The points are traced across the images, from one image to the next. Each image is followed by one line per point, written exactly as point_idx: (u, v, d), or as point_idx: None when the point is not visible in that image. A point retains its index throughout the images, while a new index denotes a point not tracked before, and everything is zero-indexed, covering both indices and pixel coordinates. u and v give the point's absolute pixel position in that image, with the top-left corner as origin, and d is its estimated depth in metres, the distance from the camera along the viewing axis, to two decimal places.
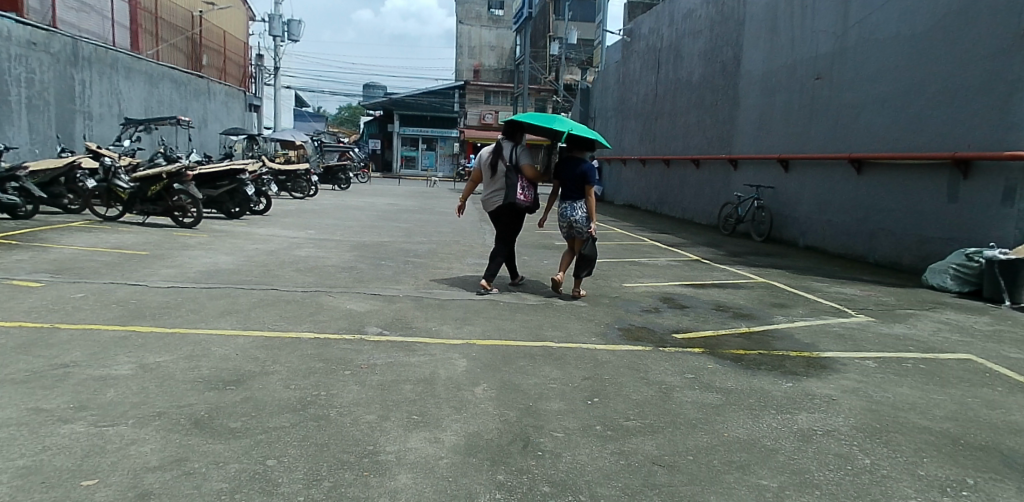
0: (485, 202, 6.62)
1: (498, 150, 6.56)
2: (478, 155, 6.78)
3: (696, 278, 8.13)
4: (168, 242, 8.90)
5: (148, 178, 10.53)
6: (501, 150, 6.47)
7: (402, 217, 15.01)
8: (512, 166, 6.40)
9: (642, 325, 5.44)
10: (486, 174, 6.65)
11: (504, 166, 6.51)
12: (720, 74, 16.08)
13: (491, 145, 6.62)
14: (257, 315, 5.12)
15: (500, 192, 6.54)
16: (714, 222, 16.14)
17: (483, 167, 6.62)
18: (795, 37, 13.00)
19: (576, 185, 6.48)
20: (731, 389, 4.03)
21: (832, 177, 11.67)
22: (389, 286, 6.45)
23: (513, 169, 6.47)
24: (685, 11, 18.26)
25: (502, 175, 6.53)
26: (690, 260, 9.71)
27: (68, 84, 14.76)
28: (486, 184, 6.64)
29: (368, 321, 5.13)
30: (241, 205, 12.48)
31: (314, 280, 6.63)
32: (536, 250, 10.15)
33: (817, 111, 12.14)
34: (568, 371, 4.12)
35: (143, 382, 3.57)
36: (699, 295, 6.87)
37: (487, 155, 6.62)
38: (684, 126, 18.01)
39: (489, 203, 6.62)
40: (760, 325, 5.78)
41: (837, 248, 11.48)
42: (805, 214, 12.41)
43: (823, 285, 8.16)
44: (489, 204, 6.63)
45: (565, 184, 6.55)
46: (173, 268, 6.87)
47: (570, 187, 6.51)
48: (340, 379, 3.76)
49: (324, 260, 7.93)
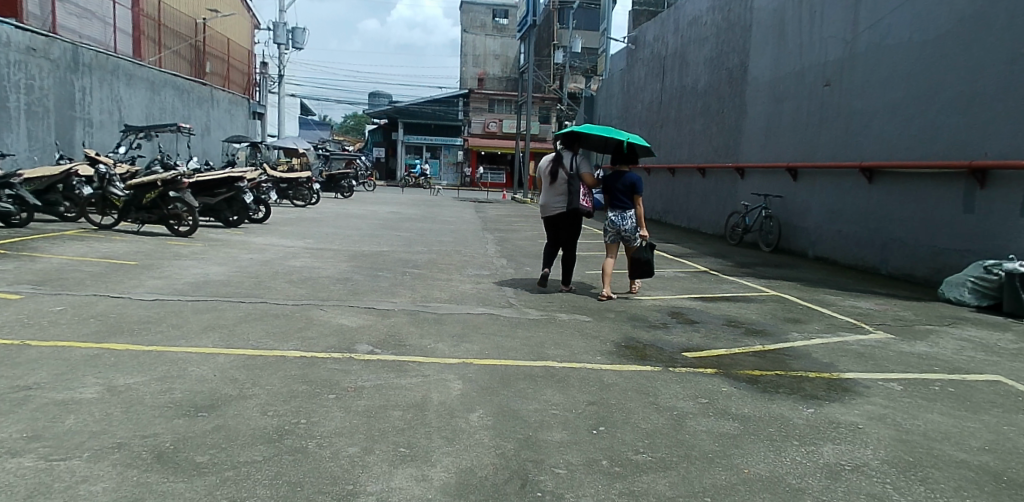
0: (545, 207, 7.14)
1: (560, 159, 7.11)
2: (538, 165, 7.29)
3: (705, 291, 7.81)
4: (160, 252, 8.63)
5: (143, 186, 10.27)
6: (562, 160, 7.03)
7: (404, 226, 14.74)
8: (572, 174, 6.91)
9: (649, 342, 5.15)
10: (547, 181, 7.19)
11: (565, 174, 7.05)
12: (726, 82, 15.80)
13: (552, 155, 7.17)
14: (241, 331, 4.84)
15: (560, 198, 7.06)
16: (720, 231, 15.82)
17: (545, 175, 7.16)
18: (804, 44, 12.71)
19: (624, 194, 6.83)
20: (747, 417, 3.72)
21: (842, 186, 11.36)
22: (385, 299, 6.16)
23: (573, 177, 7.00)
24: (690, 18, 18.02)
25: (563, 182, 7.05)
26: (698, 272, 9.40)
27: (68, 90, 14.57)
28: (547, 191, 7.17)
29: (359, 338, 4.82)
30: (240, 213, 12.20)
31: (305, 292, 6.33)
32: (539, 261, 9.85)
33: (827, 118, 11.83)
34: (571, 394, 3.82)
35: (109, 408, 3.29)
36: (708, 309, 6.57)
37: (548, 165, 7.14)
38: (689, 134, 17.74)
39: (550, 208, 7.11)
40: (775, 342, 5.46)
41: (848, 259, 11.14)
42: (815, 224, 12.09)
43: (837, 298, 7.83)
44: (548, 209, 7.13)
45: (615, 193, 6.92)
46: (160, 279, 6.59)
47: (619, 195, 6.89)
48: (324, 405, 3.47)
49: (319, 271, 7.65)
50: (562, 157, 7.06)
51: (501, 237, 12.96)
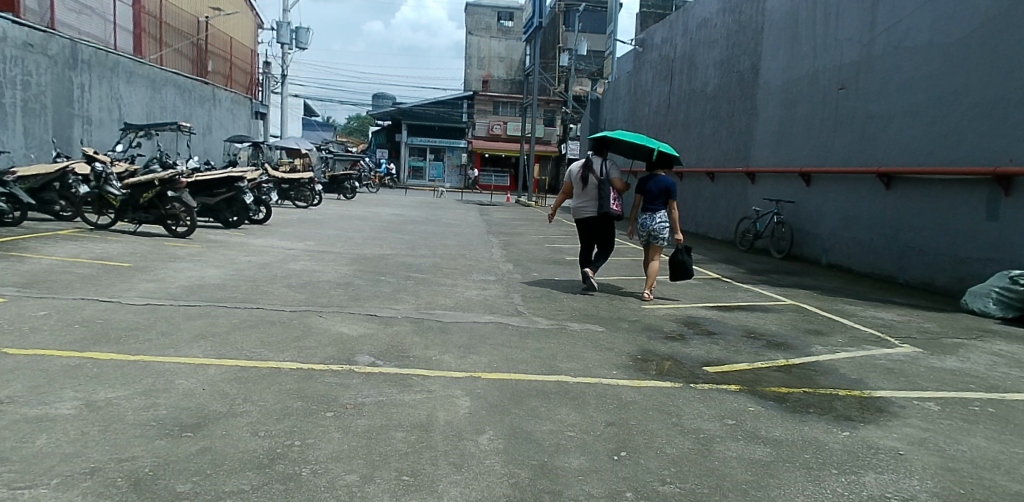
0: (577, 210, 7.21)
1: (590, 165, 7.24)
2: (567, 171, 7.39)
3: (720, 299, 7.52)
4: (156, 253, 8.37)
5: (141, 185, 10.01)
6: (594, 165, 7.15)
7: (407, 228, 14.48)
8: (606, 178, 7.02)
9: (667, 354, 4.87)
10: (577, 186, 7.27)
11: (596, 179, 7.15)
12: (737, 84, 15.52)
13: (582, 161, 7.28)
14: (236, 339, 4.56)
15: (592, 202, 7.15)
16: (730, 237, 15.54)
17: (575, 180, 7.25)
18: (818, 47, 12.44)
19: (659, 197, 7.05)
20: (779, 440, 3.43)
21: (857, 192, 11.07)
22: (387, 306, 5.88)
23: (606, 181, 7.12)
24: (700, 20, 17.76)
25: (594, 187, 7.13)
26: (710, 279, 9.11)
27: (66, 87, 14.34)
28: (577, 195, 7.24)
29: (360, 348, 4.54)
30: (239, 213, 11.94)
31: (305, 297, 6.06)
32: (547, 265, 9.58)
33: (841, 123, 11.56)
34: (588, 414, 3.54)
35: (86, 426, 3.01)
36: (725, 319, 6.29)
37: (578, 170, 7.24)
38: (697, 138, 17.47)
39: (580, 212, 7.16)
40: (799, 357, 5.18)
41: (863, 267, 10.85)
42: (828, 231, 11.80)
43: (857, 308, 7.53)
44: (580, 213, 7.21)
45: (648, 196, 7.13)
46: (153, 282, 6.31)
47: (652, 198, 7.10)
48: (320, 424, 3.19)
49: (320, 274, 7.38)
50: (593, 162, 7.19)
51: (506, 241, 12.69)
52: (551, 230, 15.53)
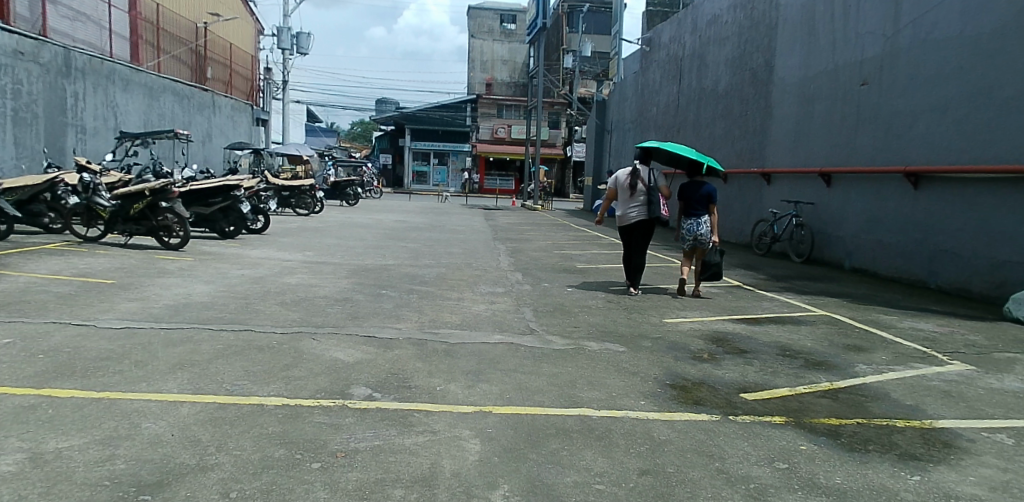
0: (625, 215, 7.74)
1: (637, 173, 7.80)
2: (613, 178, 7.89)
3: (746, 310, 7.03)
4: (144, 267, 7.90)
5: (131, 196, 9.55)
6: (643, 173, 7.70)
7: (410, 236, 14.00)
8: (657, 186, 7.62)
9: (698, 379, 4.37)
10: (625, 192, 7.82)
11: (644, 186, 7.74)
12: (750, 82, 15.02)
13: (630, 169, 7.83)
14: (218, 370, 4.08)
15: (640, 207, 7.72)
16: (745, 241, 15.02)
17: (623, 187, 7.78)
18: (837, 41, 11.92)
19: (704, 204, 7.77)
20: (844, 489, 2.92)
21: (882, 192, 10.56)
22: (388, 326, 5.38)
23: (654, 189, 7.73)
24: (709, 18, 17.27)
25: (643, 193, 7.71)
26: (732, 287, 8.61)
27: (59, 96, 13.95)
28: (626, 201, 7.76)
29: (356, 378, 4.03)
30: (236, 223, 11.47)
31: (297, 317, 5.56)
32: (558, 274, 9.10)
33: (864, 119, 11.03)
34: (618, 460, 3.04)
35: (25, 489, 2.53)
36: (755, 334, 5.80)
37: (627, 177, 7.77)
38: (709, 138, 16.96)
39: (632, 216, 7.67)
40: (845, 379, 4.67)
41: (890, 271, 10.32)
42: (852, 233, 11.27)
43: (893, 318, 7.00)
44: (627, 218, 7.76)
45: (692, 202, 7.86)
46: (135, 302, 5.83)
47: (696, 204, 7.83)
48: (303, 481, 2.69)
49: (316, 290, 6.90)
50: (641, 171, 7.76)
51: (514, 248, 12.22)
52: (560, 236, 15.04)
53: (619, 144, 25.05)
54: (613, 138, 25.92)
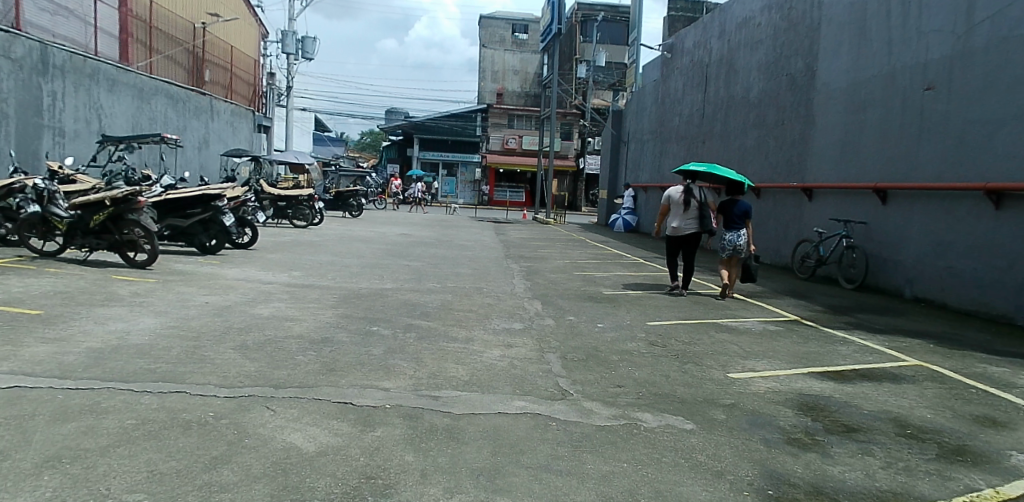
0: (681, 227, 9.03)
1: (690, 191, 9.12)
2: (669, 194, 9.19)
3: (823, 358, 5.68)
4: (93, 291, 6.63)
5: (90, 206, 8.30)
6: (696, 191, 9.04)
7: (414, 252, 12.71)
8: (708, 203, 8.96)
9: (811, 487, 2.99)
10: (678, 207, 9.09)
11: (695, 203, 9.07)
12: (786, 88, 13.71)
13: (682, 188, 9.10)
14: (108, 471, 2.73)
15: (692, 220, 9.03)
16: (782, 262, 13.65)
17: (678, 203, 9.08)
18: (894, 41, 10.60)
19: (741, 218, 8.84)
20: None
21: (952, 212, 9.21)
22: (373, 384, 4.06)
23: (704, 205, 9.08)
24: (740, 20, 16.00)
25: (695, 209, 9.04)
26: (792, 323, 7.26)
27: (34, 95, 12.80)
28: (681, 215, 9.08)
29: (313, 488, 2.68)
30: (218, 237, 10.23)
31: (255, 370, 4.23)
32: (584, 302, 7.79)
33: (928, 127, 9.72)
34: None
35: None
36: (853, 401, 4.45)
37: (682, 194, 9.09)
38: (738, 149, 15.68)
39: (685, 227, 9.00)
40: (1014, 483, 3.28)
41: (963, 302, 8.93)
42: (913, 258, 9.91)
43: (1007, 371, 5.62)
44: (680, 228, 9.06)
45: (731, 217, 8.93)
46: (50, 344, 4.54)
47: (734, 219, 8.89)
48: None
49: (293, 325, 5.61)
50: (693, 190, 9.09)
51: (529, 269, 10.90)
52: (579, 255, 13.74)
53: (637, 156, 23.76)
54: (630, 149, 24.66)
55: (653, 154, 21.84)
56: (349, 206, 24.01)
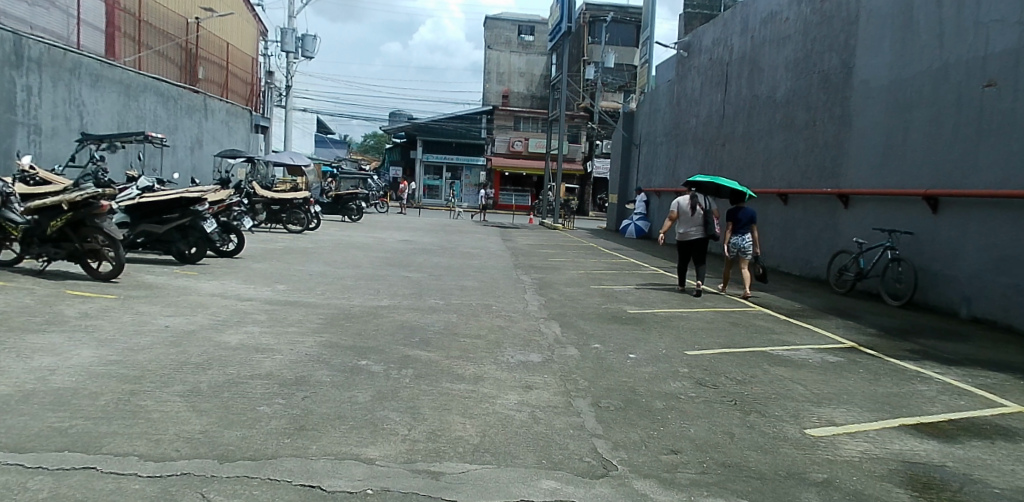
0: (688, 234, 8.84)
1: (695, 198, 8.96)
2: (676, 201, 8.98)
3: (907, 403, 4.66)
4: (37, 311, 5.66)
5: (46, 210, 7.32)
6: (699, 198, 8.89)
7: (414, 261, 11.75)
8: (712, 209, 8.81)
9: None
10: (684, 215, 8.89)
11: (700, 209, 8.87)
12: (818, 86, 12.71)
13: (688, 197, 8.98)
14: None
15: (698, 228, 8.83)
16: (814, 275, 12.63)
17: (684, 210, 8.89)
18: (947, 34, 9.58)
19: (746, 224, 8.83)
20: None
21: (1017, 222, 8.18)
22: (351, 454, 3.05)
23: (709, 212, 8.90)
24: (765, 15, 15.00)
25: (699, 216, 8.86)
26: (852, 352, 6.23)
27: (7, 89, 11.89)
28: (686, 222, 8.88)
29: None
30: (199, 245, 9.31)
31: (199, 431, 3.22)
32: (606, 323, 6.82)
33: (989, 128, 8.71)
34: None
35: None
36: (978, 473, 3.41)
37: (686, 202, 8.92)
38: (762, 152, 14.69)
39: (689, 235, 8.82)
40: None
41: None
42: (971, 273, 8.89)
43: None
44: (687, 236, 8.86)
45: (735, 223, 8.92)
46: None
47: (740, 225, 8.86)
48: None
49: (264, 359, 4.61)
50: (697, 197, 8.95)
51: (541, 281, 9.94)
52: (591, 264, 12.74)
53: (650, 159, 22.74)
54: (642, 152, 23.67)
55: (668, 157, 20.82)
56: (349, 209, 23.07)
